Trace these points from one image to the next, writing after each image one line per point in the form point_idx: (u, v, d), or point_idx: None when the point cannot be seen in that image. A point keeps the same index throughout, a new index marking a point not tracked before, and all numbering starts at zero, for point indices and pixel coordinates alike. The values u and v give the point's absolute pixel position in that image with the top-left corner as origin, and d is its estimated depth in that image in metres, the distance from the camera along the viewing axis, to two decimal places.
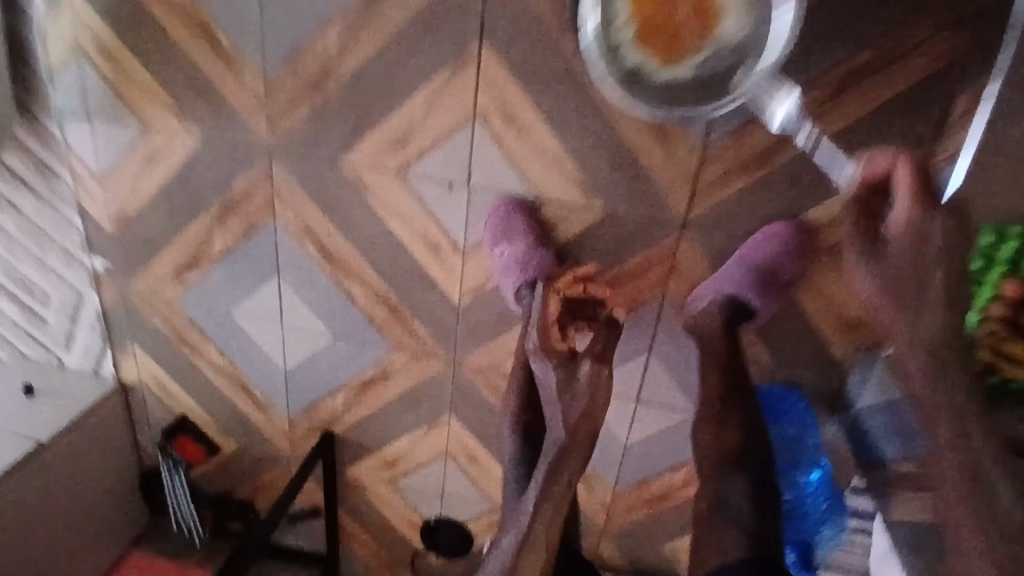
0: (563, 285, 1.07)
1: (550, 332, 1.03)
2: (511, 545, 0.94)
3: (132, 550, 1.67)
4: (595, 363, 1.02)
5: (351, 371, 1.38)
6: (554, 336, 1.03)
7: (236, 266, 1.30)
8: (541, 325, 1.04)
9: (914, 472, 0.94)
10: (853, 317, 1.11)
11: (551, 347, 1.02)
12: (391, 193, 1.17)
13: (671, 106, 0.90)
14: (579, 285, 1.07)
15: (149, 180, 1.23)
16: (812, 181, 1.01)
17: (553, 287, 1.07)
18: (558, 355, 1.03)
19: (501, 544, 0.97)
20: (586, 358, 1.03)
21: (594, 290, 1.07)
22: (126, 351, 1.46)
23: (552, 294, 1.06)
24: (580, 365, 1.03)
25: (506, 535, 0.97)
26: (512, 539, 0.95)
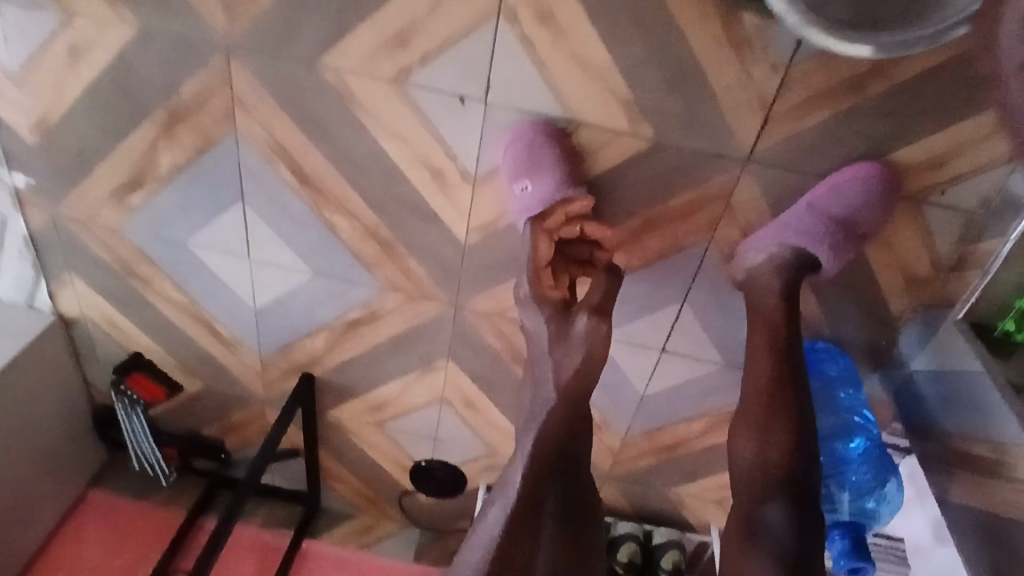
0: (556, 224, 0.95)
1: (543, 278, 0.96)
2: (498, 519, 0.76)
3: (91, 490, 1.51)
4: (592, 318, 0.90)
5: (333, 310, 1.19)
6: (546, 282, 0.96)
7: (191, 188, 1.07)
8: (534, 270, 0.95)
9: (987, 458, 0.83)
10: (922, 271, 0.97)
11: (543, 296, 0.94)
12: (387, 107, 0.94)
13: (812, 12, 0.71)
14: (573, 225, 0.96)
15: (75, 80, 0.98)
16: (907, 114, 0.85)
17: (544, 226, 0.95)
18: (551, 305, 0.93)
19: (487, 518, 0.77)
20: (581, 312, 0.91)
21: (591, 231, 0.96)
22: (63, 282, 1.23)
23: (541, 236, 0.95)
24: (573, 321, 0.91)
25: (493, 505, 0.79)
26: (502, 512, 0.76)
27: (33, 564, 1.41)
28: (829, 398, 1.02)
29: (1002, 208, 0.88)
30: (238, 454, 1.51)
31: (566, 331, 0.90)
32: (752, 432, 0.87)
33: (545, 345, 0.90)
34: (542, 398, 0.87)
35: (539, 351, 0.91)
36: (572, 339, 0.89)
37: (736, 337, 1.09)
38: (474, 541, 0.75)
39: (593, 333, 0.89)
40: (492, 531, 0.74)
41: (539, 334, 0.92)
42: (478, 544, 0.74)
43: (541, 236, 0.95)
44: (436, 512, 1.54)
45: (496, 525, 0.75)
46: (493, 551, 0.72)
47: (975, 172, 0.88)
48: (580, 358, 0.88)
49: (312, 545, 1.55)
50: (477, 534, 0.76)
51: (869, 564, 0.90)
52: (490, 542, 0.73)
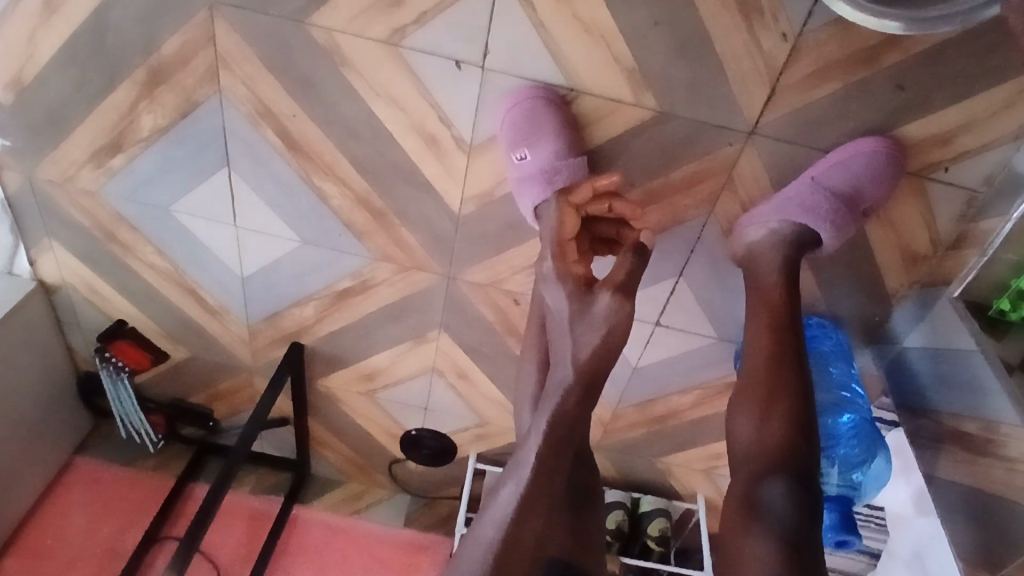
0: (583, 200, 0.92)
1: (566, 252, 0.91)
2: (511, 500, 0.71)
3: (76, 458, 1.49)
4: (617, 296, 0.83)
5: (322, 279, 1.16)
6: (569, 256, 0.91)
7: (174, 152, 1.03)
8: (557, 243, 0.91)
9: (979, 437, 0.83)
10: (921, 248, 0.97)
11: (565, 271, 0.88)
12: (379, 70, 0.91)
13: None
14: (601, 202, 0.92)
15: (51, 36, 0.93)
16: (917, 88, 0.84)
17: (570, 200, 0.93)
18: (573, 280, 0.87)
19: (498, 497, 0.73)
20: (604, 289, 0.84)
21: (620, 209, 0.92)
22: (42, 247, 1.19)
23: (568, 209, 0.92)
24: (596, 299, 0.84)
25: (505, 484, 0.74)
26: (515, 491, 0.72)
27: (18, 532, 1.39)
28: (823, 374, 1.01)
29: (1005, 185, 0.87)
30: (226, 422, 1.49)
31: (588, 306, 0.83)
32: (751, 409, 0.88)
33: (564, 322, 0.83)
34: (557, 377, 0.80)
35: (559, 328, 0.84)
36: (594, 314, 0.82)
37: (731, 311, 1.08)
38: (485, 520, 0.72)
39: (616, 312, 0.82)
40: (505, 511, 0.71)
41: (559, 312, 0.85)
42: (490, 522, 0.71)
43: (566, 210, 0.92)
44: (426, 480, 1.54)
45: (508, 506, 0.71)
46: (505, 532, 0.69)
47: (981, 149, 0.87)
48: (602, 334, 0.80)
49: (302, 512, 1.55)
50: (488, 512, 0.72)
51: (855, 538, 0.94)
52: (503, 520, 0.70)
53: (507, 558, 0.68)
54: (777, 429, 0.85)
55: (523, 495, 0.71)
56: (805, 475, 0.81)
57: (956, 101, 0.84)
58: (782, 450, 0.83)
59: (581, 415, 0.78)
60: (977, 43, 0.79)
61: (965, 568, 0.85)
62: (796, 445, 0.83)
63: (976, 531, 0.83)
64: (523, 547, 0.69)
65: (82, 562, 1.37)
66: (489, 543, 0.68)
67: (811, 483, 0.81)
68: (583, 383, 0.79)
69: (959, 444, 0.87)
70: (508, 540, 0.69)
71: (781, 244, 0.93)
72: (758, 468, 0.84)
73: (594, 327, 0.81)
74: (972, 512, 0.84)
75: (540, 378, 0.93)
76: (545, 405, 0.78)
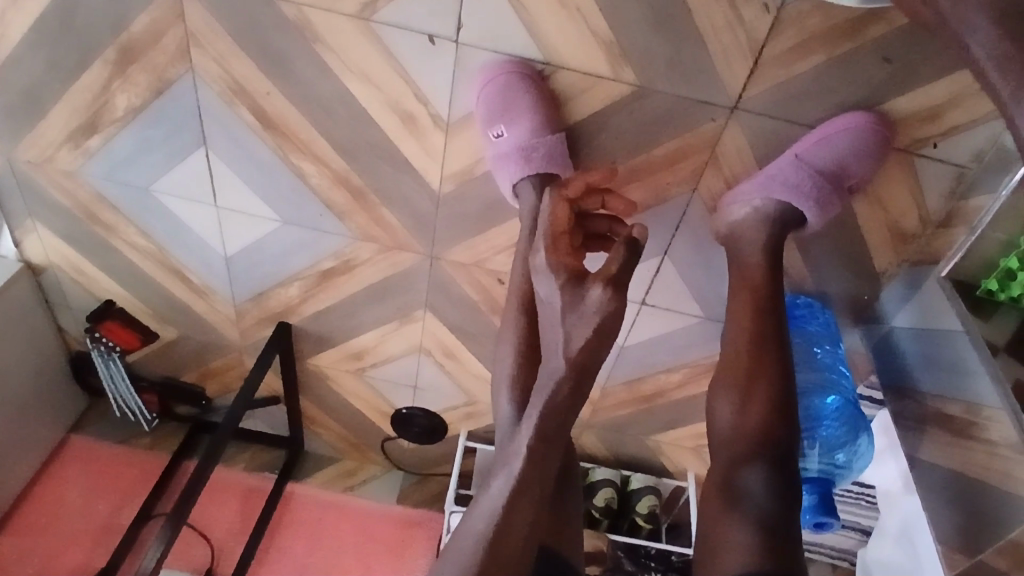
0: (576, 194, 0.87)
1: (559, 244, 0.80)
2: (501, 492, 0.69)
3: (72, 436, 1.51)
4: (609, 290, 0.72)
5: (305, 260, 1.16)
6: (563, 249, 0.80)
7: (150, 131, 1.02)
8: (550, 235, 0.81)
9: (960, 418, 0.82)
10: (910, 226, 0.94)
11: (558, 263, 0.78)
12: (352, 47, 0.89)
13: None
14: (595, 196, 0.89)
15: (20, 14, 0.92)
16: (905, 60, 0.81)
17: (563, 193, 0.86)
18: (566, 271, 0.77)
19: (488, 491, 0.71)
20: (595, 281, 0.73)
21: (613, 204, 0.90)
22: (26, 228, 1.19)
23: (561, 200, 0.85)
24: (587, 293, 0.73)
25: (496, 478, 0.72)
26: (505, 484, 0.70)
27: (15, 509, 1.41)
28: (807, 354, 1.00)
29: (995, 162, 0.84)
30: (219, 400, 1.51)
31: (580, 299, 0.73)
32: (732, 392, 0.86)
33: (556, 314, 0.74)
34: (550, 367, 0.72)
35: (549, 321, 0.75)
36: (587, 307, 0.72)
37: (717, 290, 1.07)
38: (477, 512, 0.70)
39: (609, 307, 0.71)
40: (495, 503, 0.69)
41: (550, 304, 0.75)
42: (480, 515, 0.69)
43: (559, 201, 0.84)
44: (418, 457, 1.55)
45: (498, 499, 0.69)
46: (496, 525, 0.67)
47: (971, 125, 0.84)
48: (594, 328, 0.71)
49: (295, 489, 1.56)
50: (479, 505, 0.70)
51: (834, 519, 0.91)
52: (493, 512, 0.68)
53: (497, 545, 0.66)
54: (757, 413, 0.83)
55: (511, 492, 0.69)
56: (785, 460, 0.80)
57: (945, 74, 0.81)
58: (763, 433, 0.82)
59: (570, 409, 0.73)
60: None
61: (946, 550, 0.84)
62: (776, 429, 0.82)
63: (958, 514, 0.82)
64: (512, 535, 0.67)
65: (77, 540, 1.39)
66: (478, 536, 0.67)
67: (790, 468, 0.80)
68: (576, 374, 0.71)
69: (943, 426, 0.86)
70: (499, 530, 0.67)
71: (765, 222, 0.91)
72: (737, 452, 0.82)
73: (586, 320, 0.72)
74: (955, 495, 0.83)
75: (520, 360, 0.92)
76: (537, 398, 0.72)
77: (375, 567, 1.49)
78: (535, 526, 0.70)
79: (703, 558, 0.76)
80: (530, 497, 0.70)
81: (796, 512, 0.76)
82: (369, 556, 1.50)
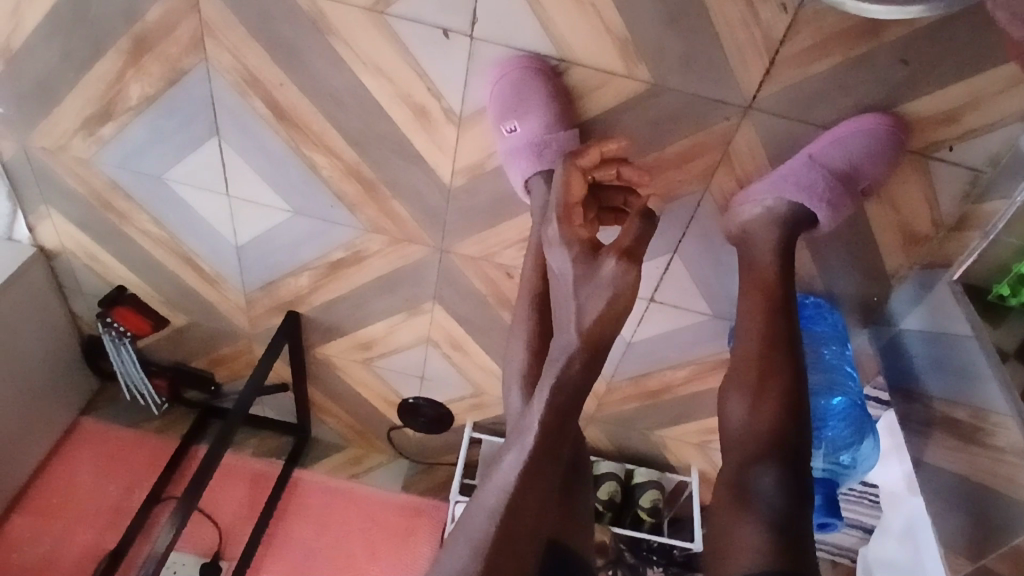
0: (591, 164, 0.85)
1: (572, 217, 0.82)
2: (513, 469, 0.68)
3: (83, 418, 1.53)
4: (623, 262, 0.73)
5: (316, 249, 1.16)
6: (576, 221, 0.82)
7: (164, 121, 1.02)
8: (562, 207, 0.82)
9: (968, 423, 0.82)
10: (922, 228, 0.94)
11: (571, 235, 0.79)
12: (365, 41, 0.89)
13: None
14: (609, 167, 0.86)
15: (34, 4, 0.92)
16: (922, 62, 0.80)
17: (577, 163, 0.85)
18: (579, 244, 0.78)
19: (503, 461, 0.71)
20: (609, 253, 0.74)
21: (628, 174, 0.87)
22: (39, 214, 1.20)
23: (575, 172, 0.84)
24: (602, 264, 0.74)
25: (509, 450, 0.71)
26: (515, 464, 0.69)
27: (27, 490, 1.43)
28: (816, 355, 1.00)
29: (1011, 166, 0.84)
30: (228, 386, 1.52)
31: (593, 271, 0.74)
32: (744, 393, 0.86)
33: (569, 286, 0.75)
34: (560, 342, 0.73)
35: (563, 290, 0.75)
36: (600, 279, 0.73)
37: (725, 289, 1.07)
38: (489, 486, 0.69)
39: (623, 279, 0.72)
40: (507, 478, 0.68)
41: (563, 276, 0.76)
42: (491, 491, 0.68)
43: (574, 171, 0.84)
44: (424, 446, 1.57)
45: (510, 475, 0.68)
46: (506, 498, 0.66)
47: (986, 129, 0.84)
48: (607, 298, 0.72)
49: (302, 475, 1.58)
50: (489, 482, 0.70)
51: (838, 520, 0.91)
52: (504, 488, 0.67)
53: (509, 530, 0.65)
54: (769, 414, 0.83)
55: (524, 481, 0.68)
56: (798, 462, 0.80)
57: (964, 75, 0.80)
58: (775, 429, 0.82)
59: (577, 402, 0.73)
60: (987, 17, 0.76)
61: (950, 553, 0.84)
62: (786, 428, 0.82)
63: (965, 517, 0.81)
64: (523, 523, 0.66)
65: (87, 521, 1.41)
66: (491, 510, 0.66)
67: (801, 469, 0.79)
68: (589, 347, 0.72)
69: (951, 431, 0.86)
70: (509, 512, 0.66)
71: (777, 222, 0.91)
72: (749, 453, 0.82)
73: (600, 291, 0.72)
74: (963, 499, 0.82)
75: (529, 354, 0.92)
76: (544, 383, 0.72)
77: (380, 554, 1.50)
78: (544, 521, 0.70)
79: (710, 555, 0.76)
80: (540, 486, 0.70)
81: (809, 506, 0.77)
82: (375, 542, 1.51)
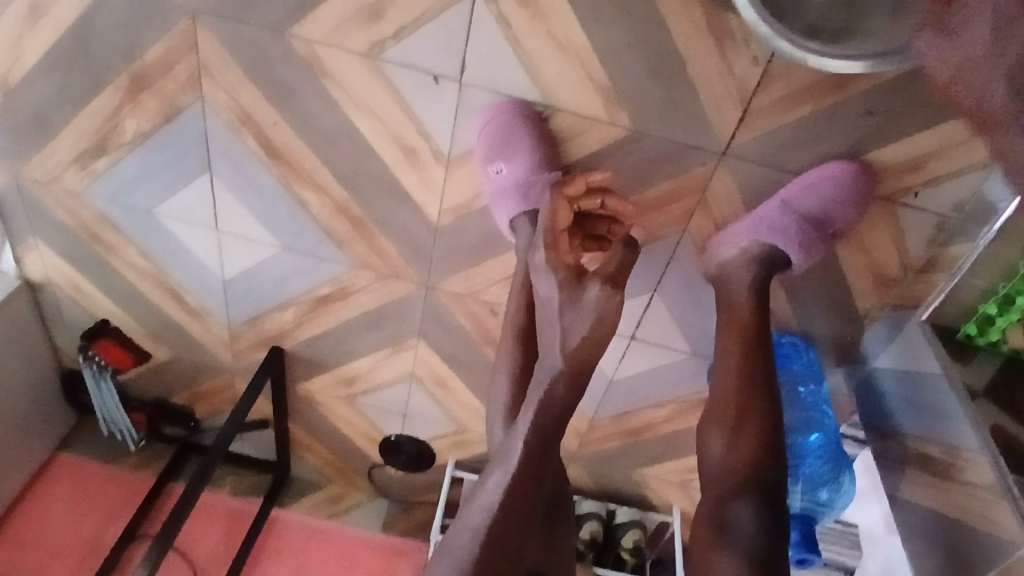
0: (576, 193, 0.85)
1: (559, 242, 0.83)
2: (499, 487, 0.70)
3: (58, 453, 1.50)
4: (607, 287, 0.77)
5: (302, 285, 1.17)
6: (563, 248, 0.83)
7: (157, 156, 1.04)
8: (550, 232, 0.84)
9: (939, 459, 0.84)
10: (892, 271, 0.98)
11: (557, 261, 0.81)
12: (358, 83, 0.92)
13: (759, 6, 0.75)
14: (594, 197, 0.85)
15: (36, 39, 0.95)
16: (887, 114, 0.85)
17: (564, 193, 0.85)
18: (564, 269, 0.80)
19: (486, 484, 0.72)
20: (594, 279, 0.78)
21: (613, 203, 0.85)
22: (26, 245, 1.20)
23: (561, 200, 0.84)
24: (587, 289, 0.78)
25: (492, 473, 0.73)
26: (501, 479, 0.71)
27: (0, 526, 1.40)
28: (792, 394, 1.02)
29: (976, 212, 0.89)
30: (207, 422, 1.50)
31: (578, 297, 0.77)
32: (722, 427, 0.87)
33: (553, 310, 0.78)
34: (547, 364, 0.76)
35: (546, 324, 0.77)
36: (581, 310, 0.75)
37: (705, 328, 1.09)
38: (473, 505, 0.71)
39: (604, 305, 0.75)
40: (493, 497, 0.69)
41: (549, 300, 0.79)
42: (476, 510, 0.69)
43: (559, 200, 0.84)
44: (405, 484, 1.55)
45: (495, 493, 0.69)
46: (490, 521, 0.68)
47: (949, 177, 0.89)
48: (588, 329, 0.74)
49: (280, 513, 1.55)
50: (475, 501, 0.71)
51: (816, 556, 0.94)
52: (490, 506, 0.69)
53: (494, 552, 0.66)
54: (747, 449, 0.84)
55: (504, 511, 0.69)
56: (774, 497, 0.81)
57: (927, 125, 0.85)
58: (754, 463, 0.83)
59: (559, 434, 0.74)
60: None
61: None
62: (763, 464, 0.83)
63: (940, 554, 0.83)
64: (507, 549, 0.67)
65: (62, 557, 1.39)
66: (475, 531, 0.67)
67: (779, 505, 0.80)
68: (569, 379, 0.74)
69: (924, 467, 0.88)
70: (493, 535, 0.67)
71: (753, 263, 0.94)
72: (727, 488, 0.83)
73: (584, 317, 0.76)
74: (937, 536, 0.84)
75: (513, 389, 0.94)
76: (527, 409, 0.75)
77: None
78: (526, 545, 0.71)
79: None
80: (520, 512, 0.71)
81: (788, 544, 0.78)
82: None
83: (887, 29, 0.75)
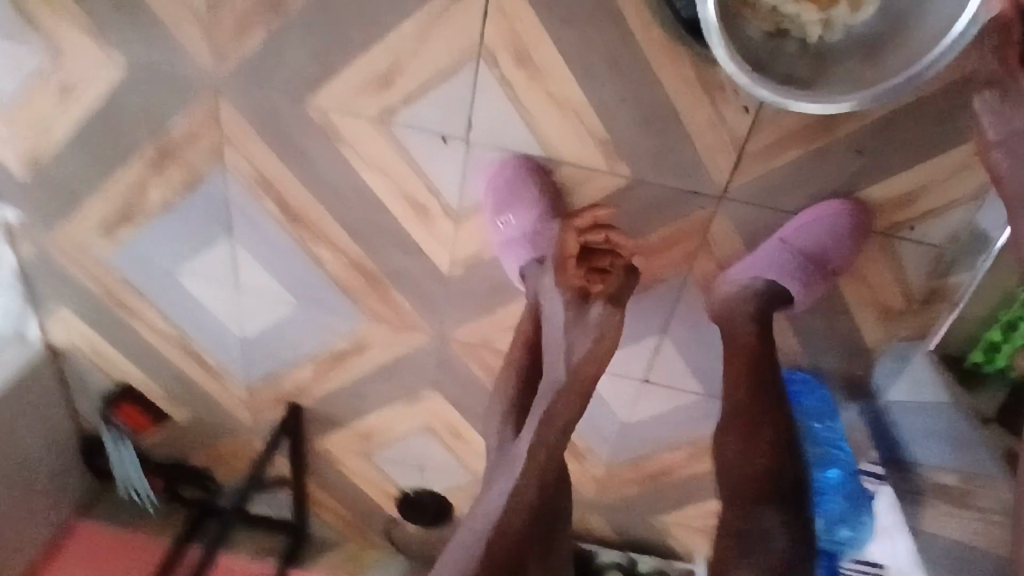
0: (583, 226, 0.95)
1: (565, 268, 0.93)
2: (499, 498, 0.79)
3: (76, 521, 1.50)
4: None
5: (319, 341, 1.21)
6: (570, 272, 0.93)
7: (180, 222, 1.10)
8: (557, 259, 0.94)
9: (957, 487, 0.81)
10: (896, 303, 1.00)
11: (564, 282, 0.92)
12: (371, 145, 0.98)
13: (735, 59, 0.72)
14: (599, 231, 0.94)
15: (67, 118, 1.01)
16: (877, 153, 0.89)
17: (572, 226, 0.96)
18: (570, 290, 0.91)
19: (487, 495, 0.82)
20: (597, 300, 0.90)
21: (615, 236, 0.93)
22: (52, 312, 1.25)
23: (568, 231, 0.95)
24: (590, 309, 0.89)
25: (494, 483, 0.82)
26: (501, 494, 0.79)
27: None
28: (807, 428, 1.00)
29: (971, 241, 0.92)
30: (224, 483, 1.50)
31: (582, 316, 0.88)
32: (735, 442, 0.89)
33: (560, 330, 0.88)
34: None
35: None
36: None
37: (715, 367, 1.11)
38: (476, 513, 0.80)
39: None
40: (496, 504, 0.79)
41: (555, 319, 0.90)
42: (480, 516, 0.79)
43: (568, 232, 0.94)
44: (422, 541, 1.54)
45: (496, 502, 0.79)
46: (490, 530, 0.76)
47: (943, 210, 0.92)
48: None
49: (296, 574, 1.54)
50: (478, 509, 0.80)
51: None
52: (491, 513, 0.78)
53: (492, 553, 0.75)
54: (760, 465, 0.86)
55: None
56: (797, 507, 0.83)
57: (916, 161, 0.89)
58: (766, 477, 0.85)
59: None
60: (930, 112, 0.85)
61: None
62: (782, 479, 0.84)
63: None
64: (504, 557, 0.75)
65: None
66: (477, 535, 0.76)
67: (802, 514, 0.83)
68: None
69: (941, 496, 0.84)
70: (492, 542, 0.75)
71: (757, 300, 0.97)
72: (746, 502, 0.85)
73: None
74: None
75: None
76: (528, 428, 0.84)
77: None
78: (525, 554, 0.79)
79: None
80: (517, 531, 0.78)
81: (813, 559, 0.81)
82: None
83: (850, 86, 0.75)
